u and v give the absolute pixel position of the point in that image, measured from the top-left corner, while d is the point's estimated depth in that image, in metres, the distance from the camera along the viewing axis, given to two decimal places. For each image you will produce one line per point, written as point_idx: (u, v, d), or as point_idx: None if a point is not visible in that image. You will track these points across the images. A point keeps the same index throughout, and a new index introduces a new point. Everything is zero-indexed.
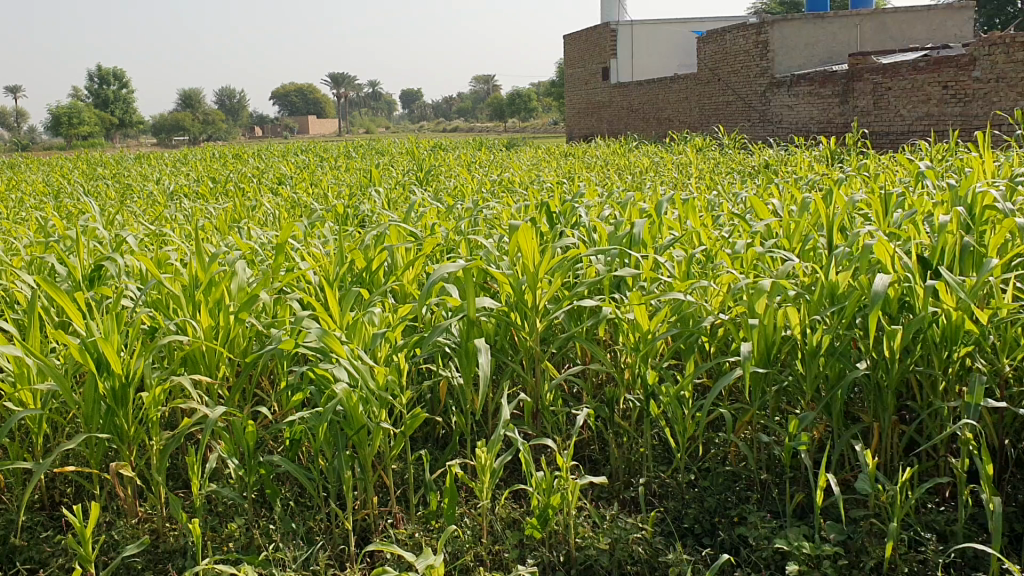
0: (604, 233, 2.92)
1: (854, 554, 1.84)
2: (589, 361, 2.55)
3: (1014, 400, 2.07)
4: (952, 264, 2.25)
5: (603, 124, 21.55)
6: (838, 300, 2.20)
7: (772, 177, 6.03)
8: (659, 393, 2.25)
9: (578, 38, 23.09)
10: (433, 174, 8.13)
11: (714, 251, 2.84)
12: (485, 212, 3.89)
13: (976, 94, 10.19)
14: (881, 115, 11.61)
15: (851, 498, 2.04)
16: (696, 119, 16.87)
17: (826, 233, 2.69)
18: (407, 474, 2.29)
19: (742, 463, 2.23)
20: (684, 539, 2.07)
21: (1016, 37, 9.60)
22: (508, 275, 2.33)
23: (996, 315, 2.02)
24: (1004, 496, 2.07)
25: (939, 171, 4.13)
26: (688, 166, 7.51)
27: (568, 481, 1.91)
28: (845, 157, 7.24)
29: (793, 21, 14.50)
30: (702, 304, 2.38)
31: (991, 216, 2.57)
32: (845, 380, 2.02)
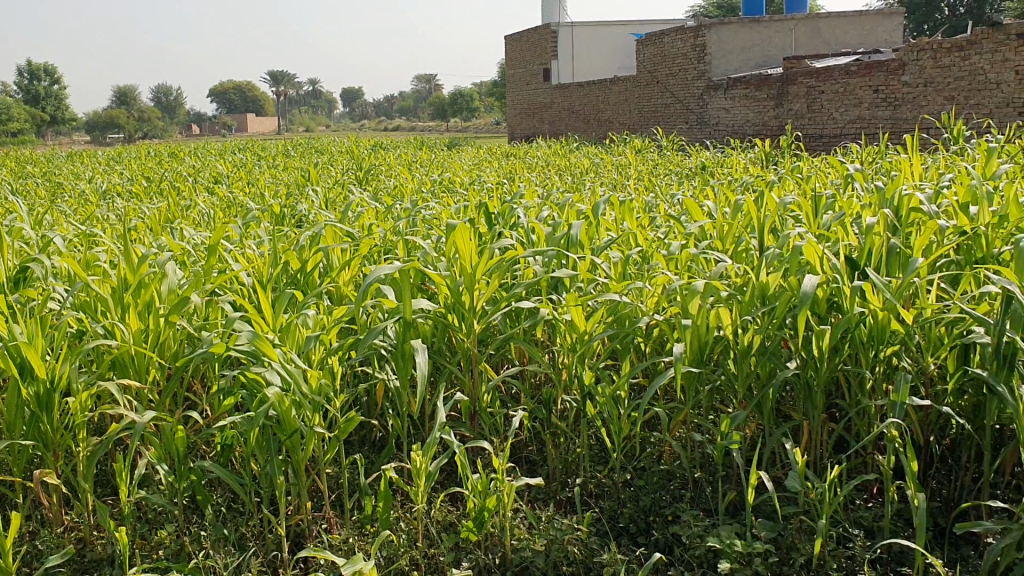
0: (541, 234, 2.93)
1: (784, 551, 1.88)
2: (527, 362, 2.56)
3: (938, 398, 2.12)
4: (879, 265, 2.30)
5: (544, 124, 21.63)
6: (769, 301, 2.24)
7: (708, 179, 6.11)
8: (595, 394, 2.27)
9: (519, 39, 23.13)
10: (373, 174, 8.07)
11: (649, 252, 2.88)
12: (423, 212, 3.87)
13: (905, 98, 10.46)
14: (814, 118, 11.85)
15: (782, 496, 2.07)
16: (635, 120, 17.02)
17: (758, 234, 2.74)
18: (343, 477, 2.27)
19: (677, 462, 2.25)
20: (619, 538, 2.09)
21: (942, 43, 9.88)
22: (444, 276, 2.32)
23: (921, 315, 2.07)
24: (929, 493, 2.12)
25: (868, 173, 4.24)
26: (627, 168, 7.57)
27: (504, 483, 1.91)
28: (780, 158, 7.37)
29: (729, 25, 14.71)
30: (637, 305, 2.40)
31: (916, 218, 2.64)
32: (775, 379, 2.06)
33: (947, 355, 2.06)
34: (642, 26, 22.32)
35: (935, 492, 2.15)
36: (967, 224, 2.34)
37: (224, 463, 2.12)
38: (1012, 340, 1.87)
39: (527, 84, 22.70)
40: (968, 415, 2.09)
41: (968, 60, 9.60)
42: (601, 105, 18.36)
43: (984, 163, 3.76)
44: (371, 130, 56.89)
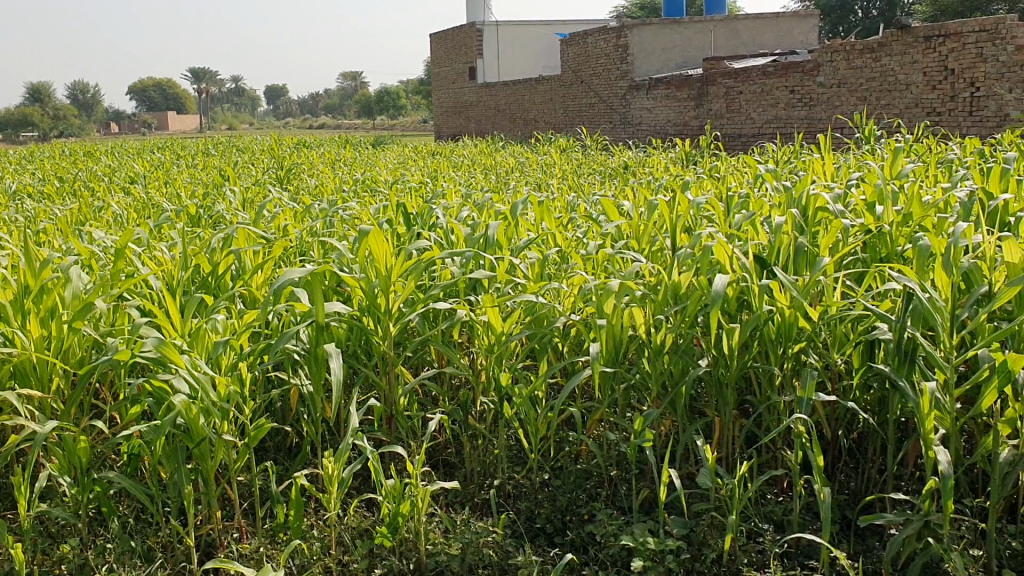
0: (459, 235, 2.92)
1: (695, 547, 1.91)
2: (444, 364, 2.54)
3: (844, 393, 2.17)
4: (788, 264, 2.35)
5: (470, 123, 21.61)
6: (680, 300, 2.28)
7: (630, 179, 6.18)
8: (512, 395, 2.26)
9: (444, 37, 23.04)
10: (295, 173, 7.95)
11: (567, 252, 2.89)
12: (342, 213, 3.83)
13: (820, 98, 10.73)
14: (733, 118, 12.10)
15: (695, 493, 2.10)
16: (560, 119, 17.12)
17: (672, 235, 2.77)
18: (257, 485, 2.23)
19: (593, 461, 2.26)
20: (536, 539, 2.10)
21: (855, 45, 10.15)
22: (358, 279, 2.29)
23: (827, 313, 2.12)
24: (836, 486, 2.18)
25: (782, 173, 4.32)
26: (551, 167, 7.60)
27: (418, 488, 1.89)
28: (700, 158, 7.48)
29: (650, 25, 14.88)
30: (554, 305, 2.41)
31: (824, 218, 2.70)
32: (687, 377, 2.10)
33: (852, 351, 2.12)
34: (565, 25, 22.45)
35: (843, 485, 2.20)
36: (872, 224, 2.40)
37: (130, 473, 2.07)
38: (912, 336, 1.93)
39: (452, 83, 22.63)
40: (873, 409, 2.15)
41: (879, 62, 9.89)
42: (526, 104, 18.42)
43: (892, 163, 3.87)
44: (295, 129, 56.13)
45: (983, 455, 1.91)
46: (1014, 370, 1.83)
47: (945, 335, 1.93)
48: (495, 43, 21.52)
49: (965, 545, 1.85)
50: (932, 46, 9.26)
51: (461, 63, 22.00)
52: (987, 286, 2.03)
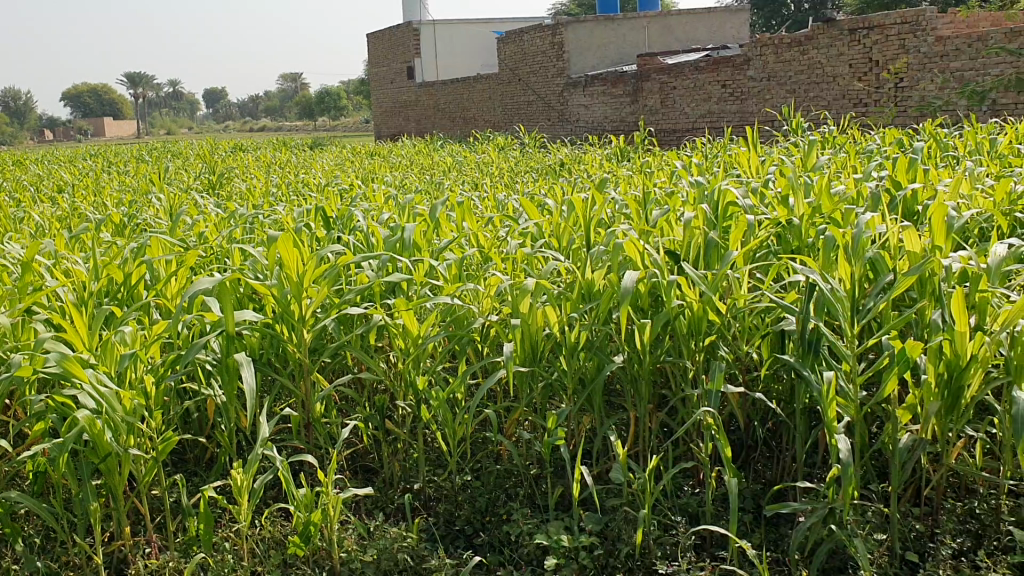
0: (376, 237, 2.90)
1: (609, 543, 1.93)
2: (362, 368, 2.52)
3: (755, 384, 2.20)
4: (700, 260, 2.37)
5: (409, 123, 21.48)
6: (595, 298, 2.29)
7: (564, 177, 6.19)
8: (429, 398, 2.23)
9: (381, 36, 22.84)
10: (226, 177, 7.79)
11: (486, 252, 2.89)
12: (264, 218, 3.77)
13: (751, 91, 10.89)
14: (667, 114, 12.24)
15: (611, 490, 2.12)
16: (499, 118, 17.13)
17: (587, 235, 2.80)
18: (169, 497, 2.20)
19: (512, 460, 2.26)
20: (455, 541, 2.10)
21: (782, 39, 10.31)
22: (270, 286, 2.25)
23: (735, 306, 2.14)
24: (749, 477, 2.21)
25: (705, 167, 4.37)
26: (487, 166, 7.57)
27: (329, 495, 1.88)
28: (635, 154, 7.53)
29: (586, 23, 14.92)
30: (470, 306, 2.39)
31: (737, 211, 2.74)
32: (601, 373, 2.12)
33: (761, 342, 2.15)
34: (501, 24, 22.46)
35: (757, 474, 2.24)
36: (781, 217, 2.43)
37: (35, 492, 2.02)
38: (816, 326, 1.96)
39: (391, 82, 22.50)
40: (783, 399, 2.19)
41: (806, 54, 10.07)
42: (465, 102, 18.38)
43: (808, 156, 3.94)
44: (232, 132, 55.33)
45: (884, 441, 1.96)
46: (913, 357, 1.87)
47: (848, 325, 1.96)
48: (431, 42, 21.42)
49: (870, 529, 1.90)
50: (857, 38, 9.45)
51: (398, 63, 21.87)
52: (889, 275, 2.07)
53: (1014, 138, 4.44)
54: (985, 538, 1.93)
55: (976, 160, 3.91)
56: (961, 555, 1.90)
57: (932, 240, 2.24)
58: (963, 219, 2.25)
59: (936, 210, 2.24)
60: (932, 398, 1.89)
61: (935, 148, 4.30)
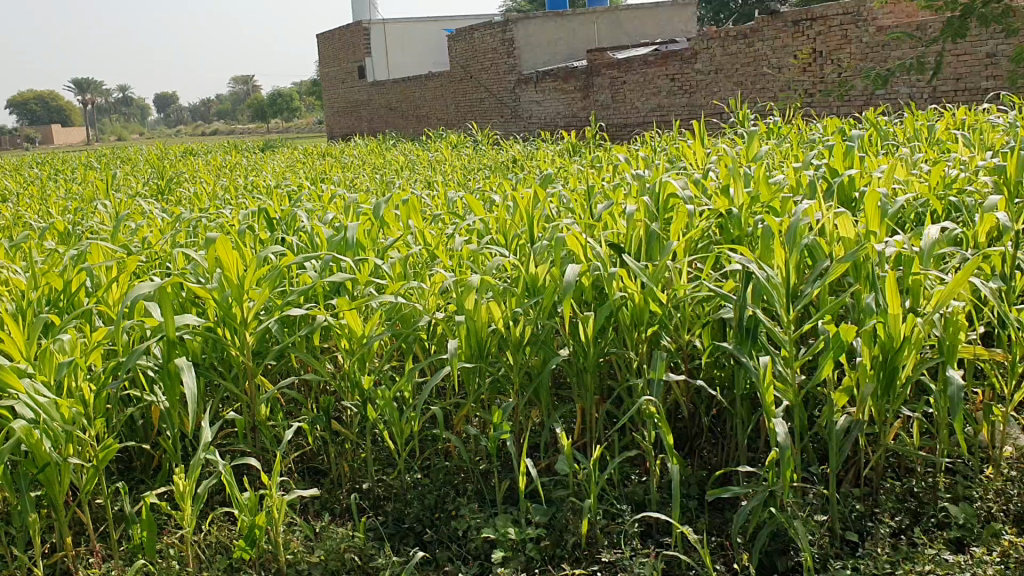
0: (320, 237, 2.88)
1: (556, 534, 1.96)
2: (307, 370, 2.51)
3: (697, 372, 2.23)
4: (642, 252, 2.40)
5: (362, 123, 21.34)
6: (539, 293, 2.29)
7: (515, 173, 6.20)
8: (375, 398, 2.22)
9: (331, 36, 22.66)
10: (175, 182, 7.67)
11: (431, 249, 2.88)
12: (209, 221, 3.72)
13: (699, 85, 11.00)
14: (618, 108, 12.31)
15: (558, 482, 2.14)
16: (452, 115, 17.09)
17: (531, 230, 2.81)
18: (112, 506, 2.18)
19: (460, 456, 2.27)
20: (403, 539, 2.10)
21: (728, 32, 10.41)
22: (210, 289, 2.21)
23: (676, 296, 2.17)
24: (695, 464, 2.24)
25: (654, 161, 4.39)
26: (440, 165, 7.55)
27: (273, 498, 1.88)
28: (586, 149, 7.56)
29: (535, 19, 14.93)
30: (415, 305, 2.38)
31: (678, 203, 2.77)
32: (546, 367, 2.13)
33: (702, 331, 2.18)
34: (452, 22, 22.39)
35: (703, 461, 2.27)
36: (721, 207, 2.46)
37: None
38: (753, 313, 1.98)
39: (342, 83, 22.32)
40: (725, 385, 2.21)
41: (752, 47, 10.19)
42: (417, 101, 18.32)
43: (753, 147, 3.98)
44: (183, 136, 54.58)
45: (822, 425, 2.00)
46: (847, 341, 1.91)
47: (784, 310, 1.99)
48: (382, 42, 21.31)
49: (811, 511, 1.94)
50: (800, 30, 9.57)
51: (348, 63, 21.71)
52: (825, 261, 2.11)
53: (952, 124, 4.53)
54: (923, 515, 1.98)
55: (915, 146, 3.98)
56: (900, 533, 1.95)
57: (867, 226, 2.28)
58: (896, 205, 2.30)
59: (869, 195, 2.29)
60: (867, 379, 1.93)
61: (876, 136, 4.37)
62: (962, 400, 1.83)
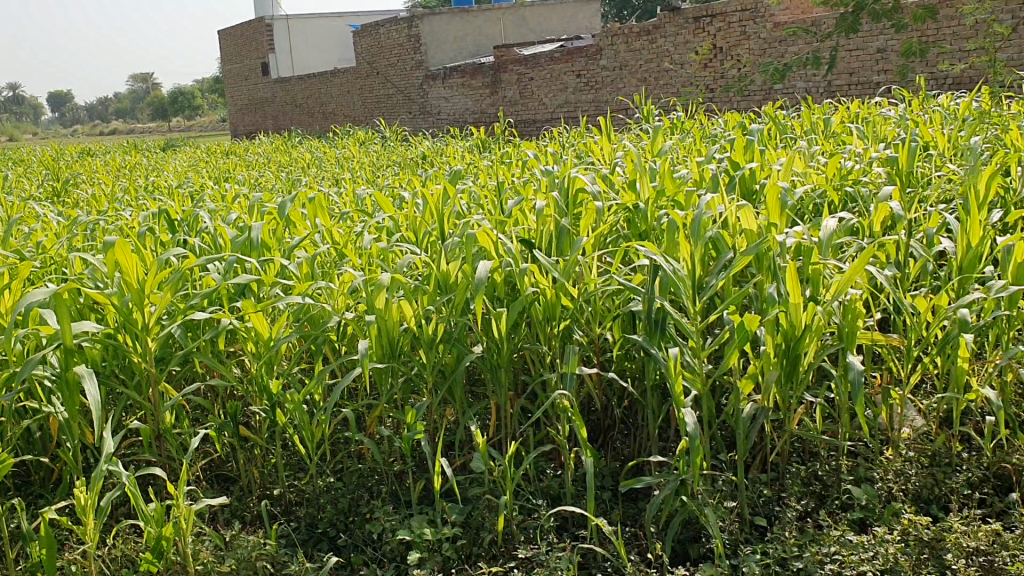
0: (224, 238, 2.81)
1: (472, 532, 1.96)
2: (213, 375, 2.45)
3: (608, 365, 2.25)
4: (552, 247, 2.41)
5: (267, 120, 20.94)
6: (451, 290, 2.28)
7: (424, 170, 6.16)
8: (284, 402, 2.17)
9: (232, 32, 22.16)
10: (70, 184, 7.39)
11: (339, 249, 2.85)
12: (107, 223, 3.59)
13: (604, 81, 11.14)
14: (526, 104, 12.37)
15: (472, 480, 2.13)
16: (359, 112, 16.91)
17: (441, 227, 2.80)
18: (9, 524, 2.08)
19: (374, 458, 2.25)
20: (318, 545, 2.07)
21: (631, 28, 10.56)
22: (109, 294, 2.13)
23: (586, 290, 2.18)
24: (608, 456, 2.27)
25: (561, 157, 4.42)
26: (348, 162, 7.46)
27: (180, 508, 1.83)
28: (495, 145, 7.57)
29: (440, 15, 14.88)
30: (323, 305, 2.34)
31: (586, 198, 2.80)
32: (459, 364, 2.12)
33: (613, 324, 2.20)
34: (357, 17, 22.16)
35: (617, 452, 2.30)
36: (628, 201, 2.49)
37: None
38: (661, 305, 2.01)
39: (245, 80, 21.86)
40: (636, 376, 2.24)
41: (654, 44, 10.36)
42: (323, 98, 18.06)
43: (657, 141, 4.05)
44: (78, 135, 52.72)
45: (730, 413, 2.04)
46: (752, 330, 1.95)
47: (691, 302, 2.03)
48: (286, 38, 20.95)
49: (721, 498, 1.98)
50: (701, 26, 9.77)
51: (252, 59, 21.26)
52: (729, 253, 2.15)
53: (846, 117, 4.69)
54: (827, 497, 2.04)
55: (812, 140, 4.11)
56: (806, 516, 2.01)
57: (768, 218, 2.34)
58: (796, 196, 2.36)
59: (770, 187, 2.34)
60: (771, 367, 1.98)
61: (774, 130, 4.50)
62: (862, 384, 1.89)
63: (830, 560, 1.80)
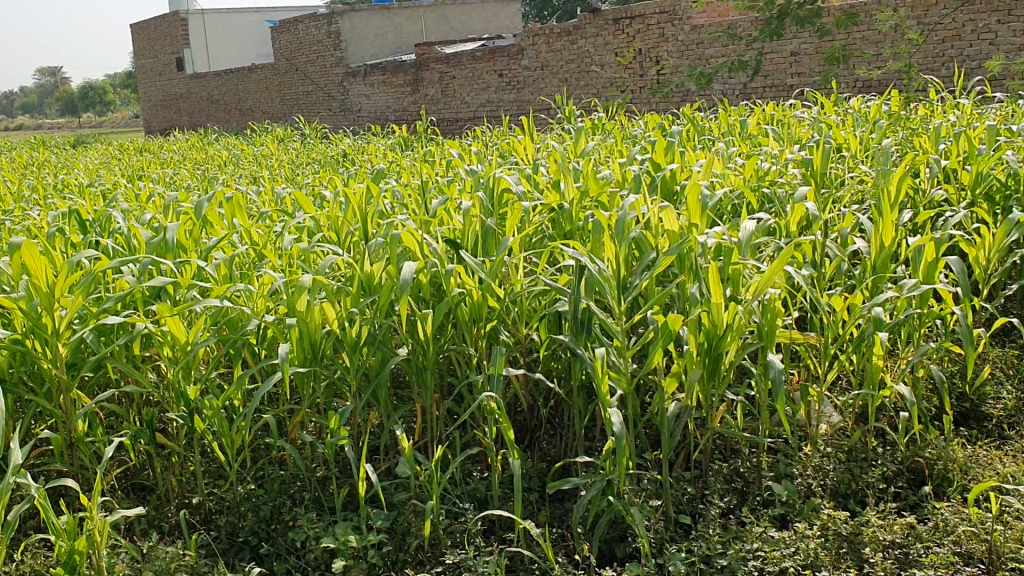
0: (138, 239, 2.73)
1: (398, 538, 1.94)
2: (128, 381, 2.37)
3: (534, 365, 2.25)
4: (477, 248, 2.40)
5: (182, 116, 20.44)
6: (375, 291, 2.25)
7: (344, 168, 6.09)
8: (202, 408, 2.12)
9: (145, 26, 21.57)
10: None
11: (259, 250, 2.79)
12: (12, 223, 3.45)
13: (526, 81, 11.18)
14: (448, 103, 12.33)
15: (398, 485, 2.11)
16: (278, 109, 16.63)
17: (364, 227, 2.77)
18: None
19: (296, 464, 2.20)
20: (239, 554, 2.02)
21: (552, 29, 10.62)
22: (16, 298, 2.04)
23: (512, 291, 2.18)
24: (534, 457, 2.27)
25: (483, 155, 4.42)
26: (267, 159, 7.32)
27: (93, 519, 1.76)
28: (417, 143, 7.52)
29: (360, 12, 14.74)
30: (243, 308, 2.28)
31: (511, 198, 2.79)
32: (383, 367, 2.09)
33: (539, 325, 2.20)
34: (275, 12, 21.80)
35: (543, 453, 2.30)
36: (553, 202, 2.50)
37: None
38: (587, 306, 2.02)
39: (159, 75, 21.30)
40: (562, 377, 2.25)
41: (575, 44, 10.43)
42: (240, 95, 17.71)
43: (579, 141, 4.07)
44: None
45: (655, 412, 2.06)
46: (675, 330, 1.97)
47: (615, 302, 2.04)
48: (202, 32, 20.50)
49: (646, 497, 2.00)
50: (620, 28, 9.87)
51: (165, 53, 20.73)
52: (653, 253, 2.17)
53: (761, 119, 4.79)
54: (748, 494, 2.08)
55: (729, 141, 4.18)
56: (729, 513, 2.04)
57: (689, 219, 2.36)
58: (716, 198, 2.40)
59: (691, 188, 2.37)
60: (694, 366, 2.00)
61: (693, 131, 4.57)
62: (782, 382, 1.93)
63: (753, 557, 1.83)
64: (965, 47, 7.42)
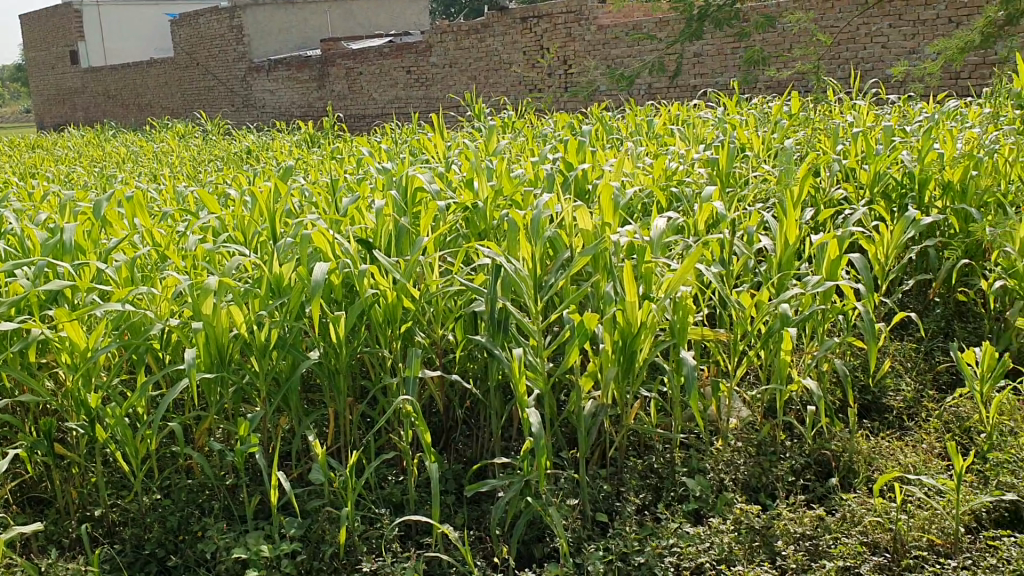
0: (31, 240, 2.60)
1: (312, 546, 1.90)
2: (23, 390, 2.26)
3: (449, 366, 2.23)
4: (389, 247, 2.37)
5: (76, 112, 19.67)
6: (285, 293, 2.19)
7: (248, 166, 5.95)
8: (103, 417, 2.03)
9: (36, 17, 20.70)
10: None
11: (162, 250, 2.70)
12: None
13: (434, 78, 11.13)
14: (355, 100, 12.17)
15: (311, 491, 2.06)
16: (178, 105, 16.16)
17: (272, 227, 2.70)
18: None
19: (204, 473, 2.13)
20: (145, 567, 1.95)
21: (460, 26, 10.58)
22: None
23: (426, 291, 2.15)
24: (450, 458, 2.24)
25: (392, 153, 4.36)
26: (167, 157, 7.10)
27: None
28: (324, 140, 7.40)
29: (263, 6, 14.45)
30: (146, 311, 2.20)
31: (424, 197, 2.77)
32: (295, 371, 2.04)
33: (454, 325, 2.18)
34: (174, 5, 21.19)
35: (459, 453, 2.27)
36: (466, 201, 2.48)
37: None
38: (503, 306, 2.00)
39: (51, 68, 20.46)
40: (478, 377, 2.23)
41: (483, 42, 10.42)
42: (138, 89, 17.15)
43: (489, 139, 4.06)
44: None
45: (571, 411, 2.07)
46: (591, 329, 1.98)
47: (531, 302, 2.03)
48: (96, 24, 19.79)
49: (563, 495, 2.00)
50: (528, 27, 9.89)
51: (58, 46, 19.94)
52: (567, 252, 2.17)
53: (667, 118, 4.86)
54: (663, 489, 2.09)
55: (637, 140, 4.23)
56: (644, 509, 2.05)
57: (602, 217, 2.37)
58: (628, 197, 2.42)
59: (603, 188, 2.38)
60: (609, 364, 2.01)
61: (602, 129, 4.61)
62: (696, 379, 1.96)
63: (669, 552, 1.85)
64: (859, 49, 7.71)
